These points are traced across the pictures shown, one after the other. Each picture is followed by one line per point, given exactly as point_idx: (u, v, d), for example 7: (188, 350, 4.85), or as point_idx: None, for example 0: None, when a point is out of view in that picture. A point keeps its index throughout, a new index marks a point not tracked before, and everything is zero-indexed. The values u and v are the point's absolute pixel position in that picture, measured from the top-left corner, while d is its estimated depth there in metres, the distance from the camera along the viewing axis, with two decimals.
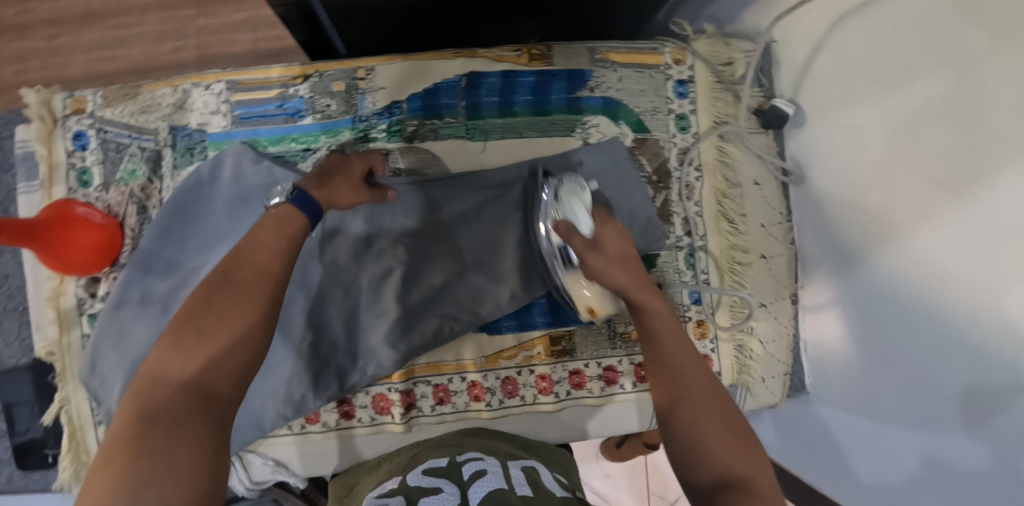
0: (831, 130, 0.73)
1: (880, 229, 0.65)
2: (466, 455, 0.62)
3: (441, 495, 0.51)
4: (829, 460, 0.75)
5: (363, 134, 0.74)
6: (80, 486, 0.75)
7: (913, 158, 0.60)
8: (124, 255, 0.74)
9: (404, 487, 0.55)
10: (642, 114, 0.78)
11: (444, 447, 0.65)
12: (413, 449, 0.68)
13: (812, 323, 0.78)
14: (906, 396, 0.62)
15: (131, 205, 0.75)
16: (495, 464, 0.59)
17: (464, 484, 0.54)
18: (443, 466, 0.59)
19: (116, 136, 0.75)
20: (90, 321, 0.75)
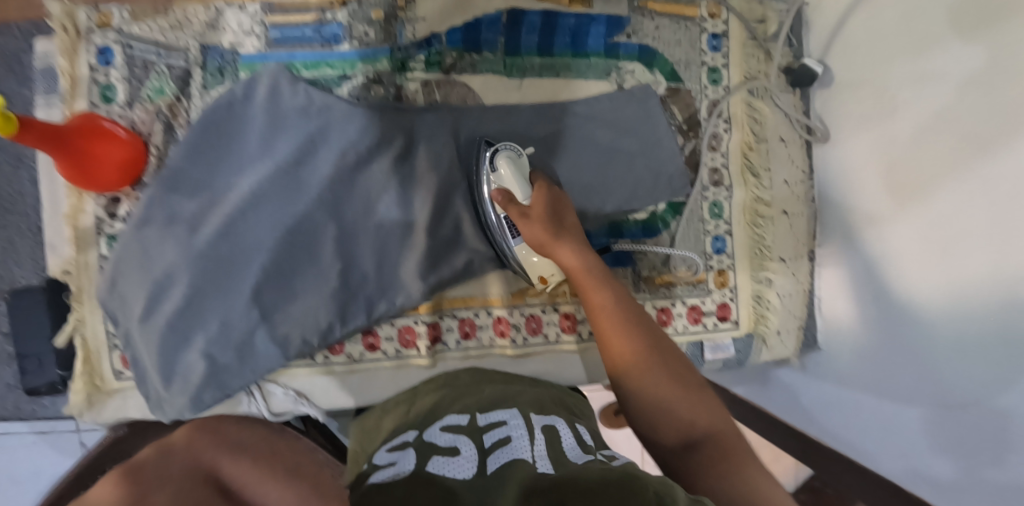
0: (858, 96, 0.76)
1: (906, 197, 0.68)
2: (488, 416, 0.57)
3: (456, 458, 0.49)
4: (820, 422, 0.79)
5: (401, 64, 0.74)
6: (91, 413, 0.73)
7: (946, 130, 0.62)
8: (148, 173, 0.73)
9: (418, 441, 0.54)
10: (676, 64, 0.79)
11: (465, 399, 0.62)
12: (436, 393, 0.66)
13: (828, 284, 0.81)
14: (925, 363, 0.64)
15: (157, 124, 0.73)
16: (518, 427, 0.54)
17: (485, 449, 0.50)
18: (463, 424, 0.56)
19: (143, 53, 0.73)
20: (109, 243, 0.73)
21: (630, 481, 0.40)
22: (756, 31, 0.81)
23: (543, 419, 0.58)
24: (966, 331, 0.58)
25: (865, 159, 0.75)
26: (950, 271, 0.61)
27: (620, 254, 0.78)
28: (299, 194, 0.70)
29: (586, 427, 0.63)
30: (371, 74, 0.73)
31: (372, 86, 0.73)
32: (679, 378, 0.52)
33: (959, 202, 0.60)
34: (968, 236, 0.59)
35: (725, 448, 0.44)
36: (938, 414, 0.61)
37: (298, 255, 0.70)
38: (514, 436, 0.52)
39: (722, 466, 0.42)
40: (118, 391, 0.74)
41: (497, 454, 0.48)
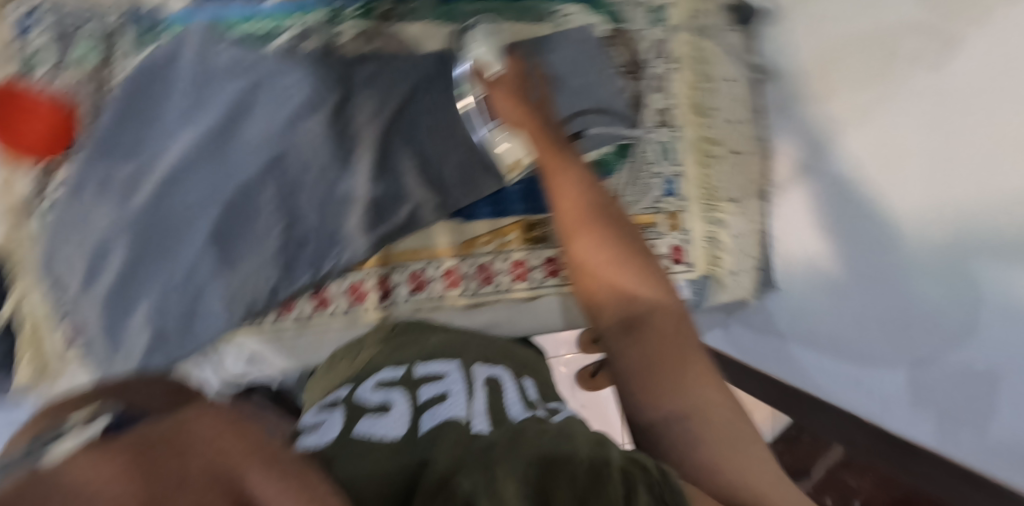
0: (795, 28, 0.74)
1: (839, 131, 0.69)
2: (428, 366, 0.53)
3: (387, 417, 0.45)
4: (771, 354, 0.85)
5: (334, 15, 0.71)
6: (45, 385, 0.73)
7: (885, 76, 0.61)
8: (80, 140, 0.71)
9: (348, 400, 0.49)
10: (617, 5, 0.78)
11: (405, 352, 0.59)
12: (376, 349, 0.63)
13: (781, 223, 0.81)
14: (874, 296, 0.66)
15: (86, 89, 0.70)
16: (456, 381, 0.50)
17: (418, 406, 0.46)
18: (398, 379, 0.52)
19: (67, 17, 0.70)
20: (43, 217, 0.70)
21: (561, 438, 0.38)
22: None
23: (488, 369, 0.54)
24: (913, 254, 0.61)
25: (798, 93, 0.75)
26: (894, 200, 0.62)
27: None
28: (236, 151, 0.69)
29: (535, 381, 0.59)
30: (304, 27, 0.71)
31: (304, 39, 0.70)
32: (625, 239, 0.50)
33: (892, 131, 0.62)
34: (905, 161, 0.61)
35: (670, 342, 0.44)
36: (892, 357, 0.66)
37: (238, 214, 0.69)
38: (452, 391, 0.47)
39: (669, 371, 0.43)
40: (68, 365, 0.73)
41: (427, 411, 0.44)
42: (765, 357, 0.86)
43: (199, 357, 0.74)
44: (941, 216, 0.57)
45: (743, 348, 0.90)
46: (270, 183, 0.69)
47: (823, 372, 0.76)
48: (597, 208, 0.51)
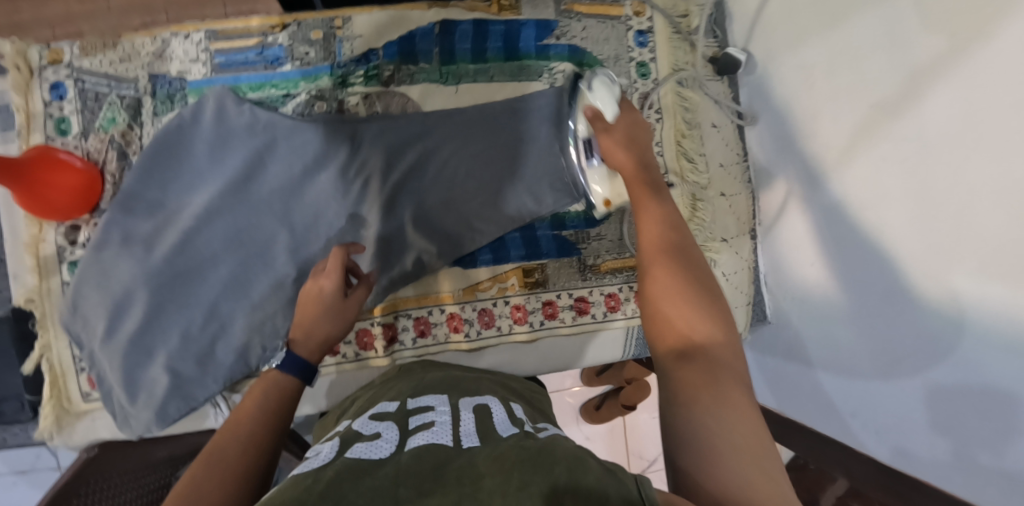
0: (783, 75, 0.78)
1: (830, 170, 0.71)
2: (417, 401, 0.58)
3: (376, 442, 0.47)
4: (791, 396, 0.83)
5: (342, 80, 0.78)
6: (63, 435, 0.75)
7: (872, 112, 0.64)
8: (105, 200, 0.76)
9: (346, 430, 0.52)
10: (605, 61, 0.83)
11: (399, 388, 0.63)
12: (377, 389, 0.67)
13: (772, 262, 0.84)
14: (863, 329, 0.66)
15: (111, 151, 0.76)
16: (445, 412, 0.53)
17: (407, 432, 0.49)
18: (391, 411, 0.56)
19: (94, 86, 0.76)
20: (71, 269, 0.75)
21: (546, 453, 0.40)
22: (680, 24, 0.86)
23: (474, 399, 0.58)
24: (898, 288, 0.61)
25: (791, 134, 0.77)
26: (875, 236, 0.64)
27: (564, 245, 0.82)
28: (251, 207, 0.74)
29: (522, 408, 0.62)
30: (315, 92, 0.77)
31: (314, 102, 0.77)
32: (687, 270, 0.52)
33: (876, 172, 0.64)
34: (887, 200, 0.62)
35: (721, 371, 0.44)
36: (891, 390, 0.63)
37: (253, 265, 0.74)
38: (438, 420, 0.50)
39: (707, 391, 0.42)
40: (87, 413, 0.76)
41: (415, 435, 0.46)
42: (787, 393, 0.84)
43: (214, 402, 0.77)
44: (920, 248, 0.58)
45: (765, 379, 0.89)
46: (283, 236, 0.74)
47: (834, 412, 0.74)
48: (675, 248, 0.55)
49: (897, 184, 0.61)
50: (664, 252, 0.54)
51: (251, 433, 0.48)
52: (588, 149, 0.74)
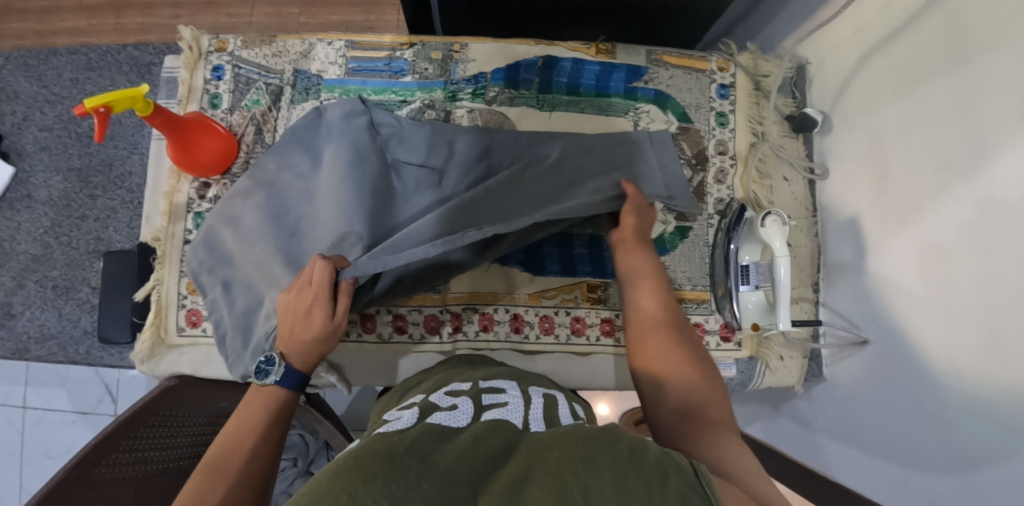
0: (853, 140, 0.82)
1: (894, 233, 0.74)
2: (491, 382, 0.63)
3: (454, 412, 0.55)
4: (822, 449, 0.83)
5: (452, 95, 0.89)
6: (152, 361, 0.84)
7: (936, 178, 0.67)
8: (236, 165, 0.88)
9: (423, 402, 0.59)
10: (687, 107, 0.91)
11: (472, 372, 0.68)
12: (445, 371, 0.71)
13: (828, 318, 0.85)
14: (918, 391, 0.67)
15: (250, 127, 0.89)
16: (517, 395, 0.60)
17: (481, 407, 0.56)
18: (465, 388, 0.61)
19: (247, 72, 0.90)
20: (194, 219, 0.86)
21: (603, 441, 0.45)
22: (760, 83, 0.92)
23: (543, 389, 0.64)
24: (968, 349, 0.61)
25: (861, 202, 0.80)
26: (938, 298, 0.66)
27: None
28: None
29: (588, 409, 0.67)
30: (427, 101, 0.88)
31: (425, 110, 0.88)
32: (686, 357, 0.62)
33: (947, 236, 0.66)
34: (954, 259, 0.65)
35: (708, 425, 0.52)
36: (944, 450, 0.64)
37: None
38: (511, 401, 0.58)
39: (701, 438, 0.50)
40: (176, 346, 0.85)
41: (491, 412, 0.54)
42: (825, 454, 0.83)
43: None
44: (987, 311, 0.60)
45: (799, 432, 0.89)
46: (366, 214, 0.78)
47: (870, 466, 0.74)
48: (660, 299, 0.69)
49: (964, 246, 0.63)
50: (647, 298, 0.70)
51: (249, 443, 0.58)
52: (744, 274, 0.82)
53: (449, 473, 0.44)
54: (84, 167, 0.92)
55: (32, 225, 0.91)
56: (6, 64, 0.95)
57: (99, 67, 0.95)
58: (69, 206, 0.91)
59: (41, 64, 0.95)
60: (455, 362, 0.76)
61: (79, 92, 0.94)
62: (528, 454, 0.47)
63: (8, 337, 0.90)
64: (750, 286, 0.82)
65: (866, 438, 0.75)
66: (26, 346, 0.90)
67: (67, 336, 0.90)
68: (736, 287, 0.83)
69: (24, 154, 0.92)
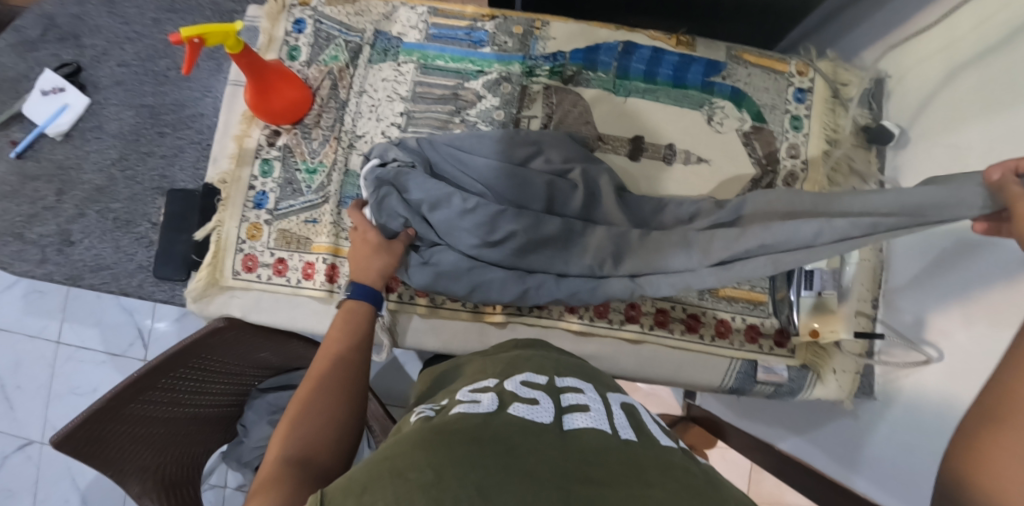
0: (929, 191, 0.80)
1: (965, 256, 0.70)
2: (564, 380, 0.59)
3: (536, 408, 0.51)
4: (852, 460, 0.83)
5: (529, 70, 0.89)
6: (204, 299, 0.84)
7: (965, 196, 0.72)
8: (309, 117, 0.88)
9: (500, 388, 0.56)
10: (762, 107, 0.90)
11: (541, 361, 0.64)
12: (512, 353, 0.68)
13: (892, 347, 0.82)
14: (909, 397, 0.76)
15: (325, 81, 0.89)
16: (596, 400, 0.55)
17: (561, 408, 0.53)
18: (541, 382, 0.57)
19: (328, 28, 0.91)
20: (261, 165, 0.87)
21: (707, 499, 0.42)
22: (839, 90, 0.91)
23: (620, 396, 0.59)
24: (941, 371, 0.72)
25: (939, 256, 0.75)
26: (958, 313, 0.71)
27: None
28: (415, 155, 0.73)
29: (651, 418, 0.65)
30: (504, 74, 0.89)
31: (501, 82, 0.89)
32: None
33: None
34: (977, 279, 0.68)
35: None
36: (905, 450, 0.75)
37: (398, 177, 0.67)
38: (592, 406, 0.53)
39: None
40: (229, 289, 0.85)
41: (576, 418, 0.50)
42: (847, 463, 0.84)
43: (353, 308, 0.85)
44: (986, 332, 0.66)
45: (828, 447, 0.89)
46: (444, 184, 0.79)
47: (868, 467, 0.80)
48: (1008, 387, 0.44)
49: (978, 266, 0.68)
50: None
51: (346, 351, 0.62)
52: (806, 280, 0.80)
53: (536, 472, 0.42)
54: (157, 104, 0.93)
55: (100, 156, 0.92)
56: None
57: (184, 9, 0.96)
58: (140, 140, 0.92)
59: (128, 1, 0.96)
60: (518, 345, 0.73)
61: (161, 31, 0.95)
62: (623, 472, 0.43)
63: (64, 264, 0.90)
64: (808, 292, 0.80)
65: (876, 448, 0.79)
66: (80, 275, 0.90)
67: (122, 268, 0.90)
68: (797, 293, 0.81)
69: (100, 86, 0.94)
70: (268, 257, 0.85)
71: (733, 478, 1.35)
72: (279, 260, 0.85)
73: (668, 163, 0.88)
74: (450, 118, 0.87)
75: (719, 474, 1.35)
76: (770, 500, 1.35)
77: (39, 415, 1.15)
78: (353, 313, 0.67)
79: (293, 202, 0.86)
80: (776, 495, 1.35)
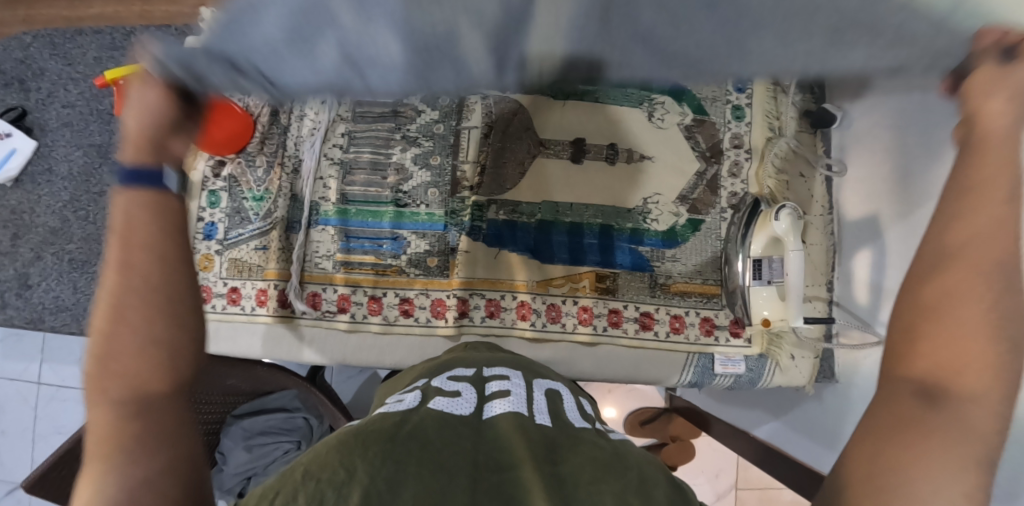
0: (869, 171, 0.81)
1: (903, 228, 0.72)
2: (492, 369, 0.60)
3: (457, 399, 0.52)
4: (812, 440, 0.85)
5: None
6: None
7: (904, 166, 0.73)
8: (251, 144, 0.88)
9: (426, 385, 0.57)
10: (703, 100, 0.89)
11: (474, 358, 0.65)
12: (452, 355, 0.69)
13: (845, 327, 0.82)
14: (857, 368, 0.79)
15: (266, 107, 0.90)
16: (519, 385, 0.56)
17: (484, 396, 0.53)
18: (467, 374, 0.59)
19: None
20: (208, 196, 0.87)
21: (616, 465, 0.43)
22: None
23: (548, 383, 0.60)
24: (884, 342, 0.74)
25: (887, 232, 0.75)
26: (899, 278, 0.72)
27: (639, 259, 0.85)
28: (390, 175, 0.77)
29: (592, 402, 0.65)
30: None
31: None
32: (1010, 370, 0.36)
33: (1016, 110, 0.36)
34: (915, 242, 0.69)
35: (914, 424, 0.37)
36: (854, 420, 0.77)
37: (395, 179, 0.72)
38: (513, 390, 0.54)
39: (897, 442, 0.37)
40: None
41: (494, 403, 0.51)
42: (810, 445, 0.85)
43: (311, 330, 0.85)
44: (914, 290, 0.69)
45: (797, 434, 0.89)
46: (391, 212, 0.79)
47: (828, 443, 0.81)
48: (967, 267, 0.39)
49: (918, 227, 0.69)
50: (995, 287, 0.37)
51: (146, 237, 0.42)
52: (755, 270, 0.80)
53: (446, 462, 0.41)
54: (105, 143, 0.94)
55: (51, 199, 0.93)
56: (32, 42, 0.96)
57: (124, 47, 0.96)
58: (89, 181, 0.93)
59: (68, 43, 0.96)
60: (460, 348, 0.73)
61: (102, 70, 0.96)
62: (535, 450, 0.43)
63: (24, 307, 0.91)
64: (759, 282, 0.80)
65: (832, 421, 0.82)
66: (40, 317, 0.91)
67: (80, 308, 0.91)
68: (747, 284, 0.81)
69: (46, 130, 0.94)
70: (221, 287, 0.86)
71: (721, 465, 1.36)
72: (232, 289, 0.86)
73: (611, 163, 0.87)
74: (392, 136, 0.88)
75: (706, 462, 1.36)
76: (759, 484, 1.35)
77: (22, 455, 1.16)
78: (135, 208, 0.42)
79: (242, 231, 0.87)
80: (765, 480, 1.34)
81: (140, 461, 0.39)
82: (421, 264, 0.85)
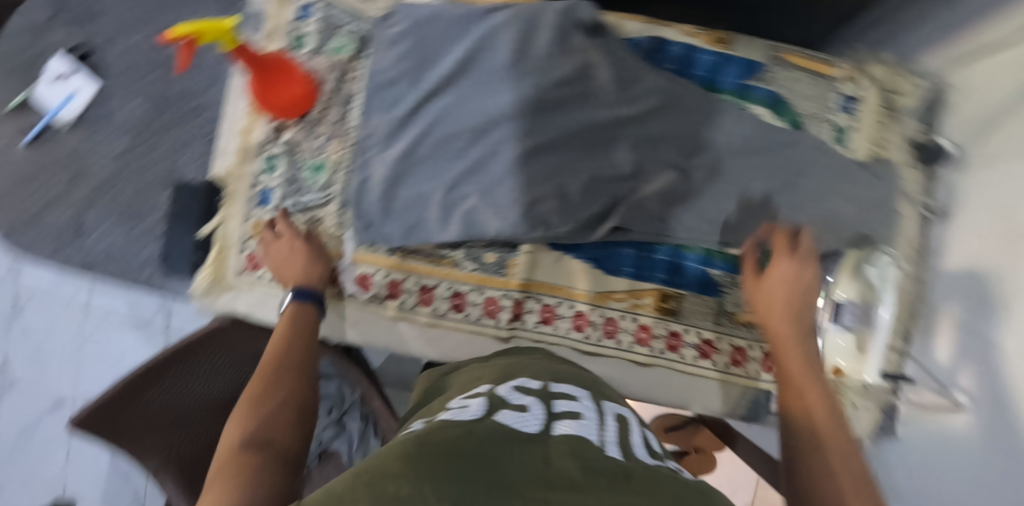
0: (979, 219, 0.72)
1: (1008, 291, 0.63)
2: (559, 387, 0.54)
3: (524, 415, 0.46)
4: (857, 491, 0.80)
5: None
6: (207, 298, 0.83)
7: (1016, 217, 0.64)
8: (314, 111, 0.85)
9: (490, 394, 0.51)
10: (804, 116, 0.82)
11: (533, 370, 0.58)
12: (508, 361, 0.64)
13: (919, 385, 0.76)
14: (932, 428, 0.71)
15: (332, 73, 0.85)
16: (588, 408, 0.50)
17: (552, 415, 0.47)
18: (534, 388, 0.53)
19: (337, 16, 0.86)
20: (264, 162, 0.84)
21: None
22: (892, 101, 0.83)
23: (616, 408, 0.54)
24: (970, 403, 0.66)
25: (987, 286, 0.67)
26: None
27: (707, 282, 0.80)
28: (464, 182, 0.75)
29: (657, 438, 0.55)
30: None
31: None
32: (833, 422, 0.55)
33: (790, 282, 0.69)
34: None
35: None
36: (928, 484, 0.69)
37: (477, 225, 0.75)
38: (583, 416, 0.48)
39: None
40: (232, 288, 0.84)
41: (567, 424, 0.44)
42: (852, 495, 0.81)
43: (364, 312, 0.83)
44: None
45: None
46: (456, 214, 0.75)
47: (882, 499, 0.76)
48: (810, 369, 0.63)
49: None
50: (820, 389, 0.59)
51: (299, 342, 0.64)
52: (834, 313, 0.75)
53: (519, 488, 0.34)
54: (164, 95, 0.92)
55: (108, 146, 0.92)
56: None
57: None
58: (146, 131, 0.91)
59: None
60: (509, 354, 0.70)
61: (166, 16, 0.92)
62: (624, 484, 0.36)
63: (75, 254, 0.90)
64: (837, 324, 0.76)
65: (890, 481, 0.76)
66: (92, 264, 0.90)
67: (130, 259, 0.89)
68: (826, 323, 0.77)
69: (108, 74, 0.93)
70: None
71: (742, 479, 1.33)
72: None
73: None
74: None
75: (728, 475, 1.33)
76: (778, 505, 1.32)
77: None
78: (301, 320, 0.68)
79: (297, 202, 0.84)
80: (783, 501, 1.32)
81: (258, 487, 0.43)
82: (479, 259, 0.81)
